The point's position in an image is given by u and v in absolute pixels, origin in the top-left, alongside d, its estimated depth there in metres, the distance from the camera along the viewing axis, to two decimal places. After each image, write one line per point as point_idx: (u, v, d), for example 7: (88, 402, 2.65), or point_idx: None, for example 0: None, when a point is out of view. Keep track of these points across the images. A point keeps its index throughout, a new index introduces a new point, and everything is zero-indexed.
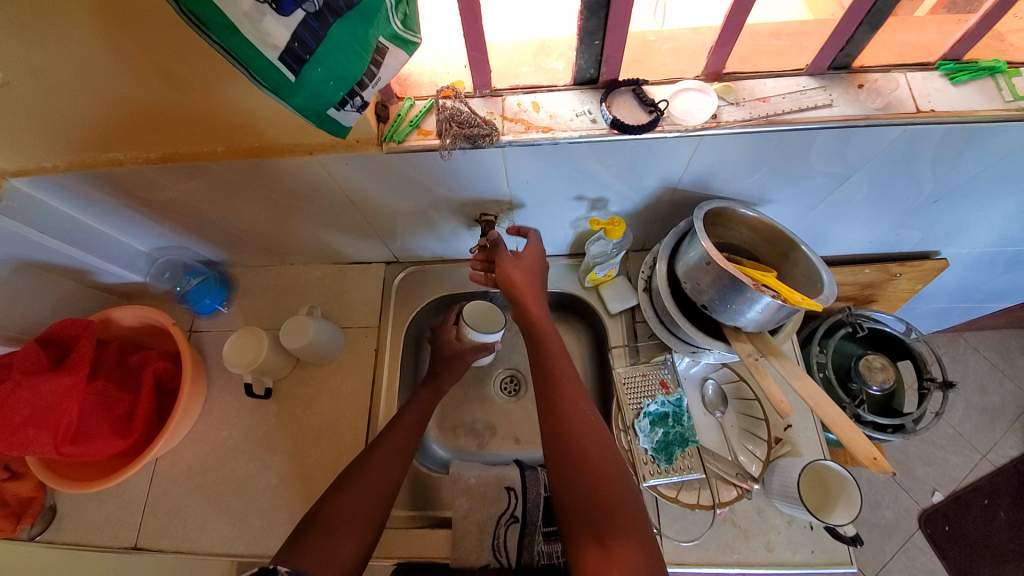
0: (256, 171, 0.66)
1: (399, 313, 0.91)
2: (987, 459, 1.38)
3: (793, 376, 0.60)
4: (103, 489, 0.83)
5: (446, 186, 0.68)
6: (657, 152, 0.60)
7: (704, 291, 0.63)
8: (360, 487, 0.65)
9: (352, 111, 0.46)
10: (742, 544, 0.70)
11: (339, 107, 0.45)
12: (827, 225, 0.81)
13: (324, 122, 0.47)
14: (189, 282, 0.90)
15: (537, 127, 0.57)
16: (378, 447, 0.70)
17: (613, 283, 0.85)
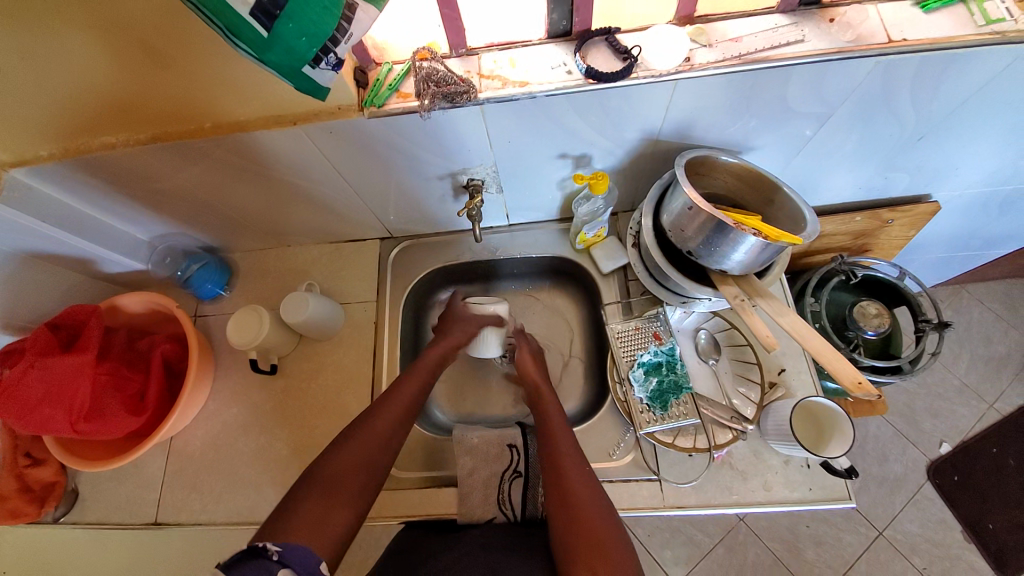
0: (245, 148, 0.67)
1: (397, 286, 0.93)
2: (994, 408, 1.38)
3: (779, 314, 0.62)
4: (122, 470, 0.86)
5: (430, 152, 0.69)
6: (634, 101, 0.61)
7: (690, 238, 0.64)
8: (349, 466, 0.63)
9: (328, 69, 0.47)
10: (740, 484, 0.72)
11: (314, 64, 0.46)
12: (813, 171, 0.81)
13: (301, 82, 0.48)
14: (189, 267, 0.91)
15: (514, 82, 0.58)
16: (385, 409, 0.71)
17: (604, 243, 0.86)
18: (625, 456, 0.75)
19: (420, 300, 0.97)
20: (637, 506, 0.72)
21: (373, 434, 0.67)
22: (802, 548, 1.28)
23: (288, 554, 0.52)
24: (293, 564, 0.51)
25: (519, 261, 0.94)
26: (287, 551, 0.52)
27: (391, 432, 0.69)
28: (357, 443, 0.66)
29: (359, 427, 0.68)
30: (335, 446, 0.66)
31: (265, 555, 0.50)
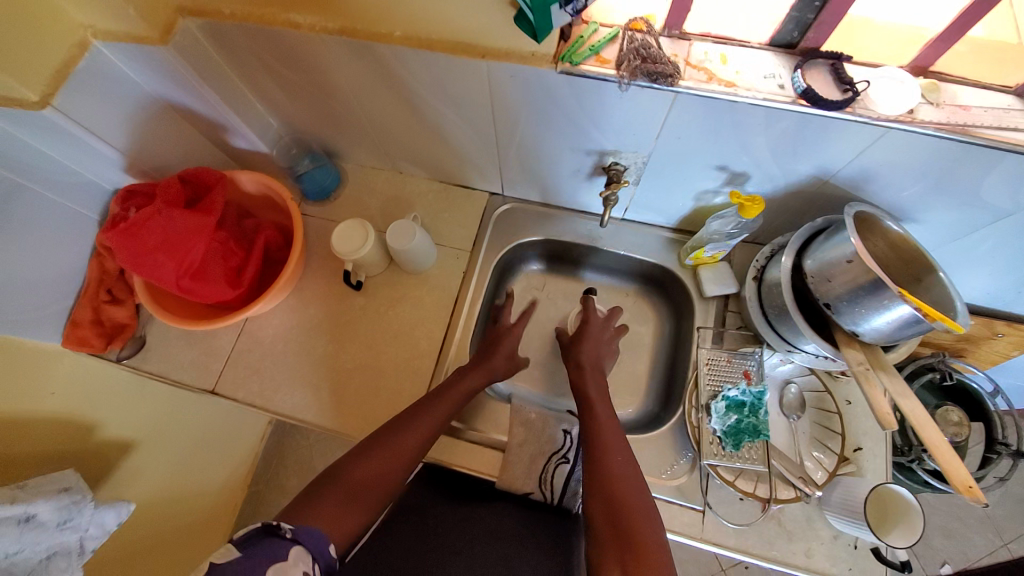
0: (422, 66, 0.66)
1: (494, 244, 0.93)
2: (1007, 547, 1.33)
3: (902, 395, 0.60)
4: (194, 333, 0.89)
5: (594, 123, 0.67)
6: (829, 134, 0.58)
7: (833, 289, 0.62)
8: (377, 469, 0.64)
9: (567, 14, 0.47)
10: (783, 543, 0.71)
11: (563, 4, 0.46)
12: (954, 262, 0.76)
13: (540, 17, 0.48)
14: (307, 165, 0.93)
15: (720, 80, 0.56)
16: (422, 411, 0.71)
17: (715, 266, 0.82)
18: (676, 478, 0.75)
19: (507, 263, 0.96)
20: (674, 529, 0.72)
21: (402, 444, 0.66)
22: None
23: (300, 533, 0.53)
24: (305, 543, 0.53)
25: (616, 256, 0.93)
26: (302, 530, 0.54)
27: (422, 441, 0.68)
28: (384, 453, 0.65)
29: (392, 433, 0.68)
30: (365, 446, 0.66)
31: (279, 533, 0.52)
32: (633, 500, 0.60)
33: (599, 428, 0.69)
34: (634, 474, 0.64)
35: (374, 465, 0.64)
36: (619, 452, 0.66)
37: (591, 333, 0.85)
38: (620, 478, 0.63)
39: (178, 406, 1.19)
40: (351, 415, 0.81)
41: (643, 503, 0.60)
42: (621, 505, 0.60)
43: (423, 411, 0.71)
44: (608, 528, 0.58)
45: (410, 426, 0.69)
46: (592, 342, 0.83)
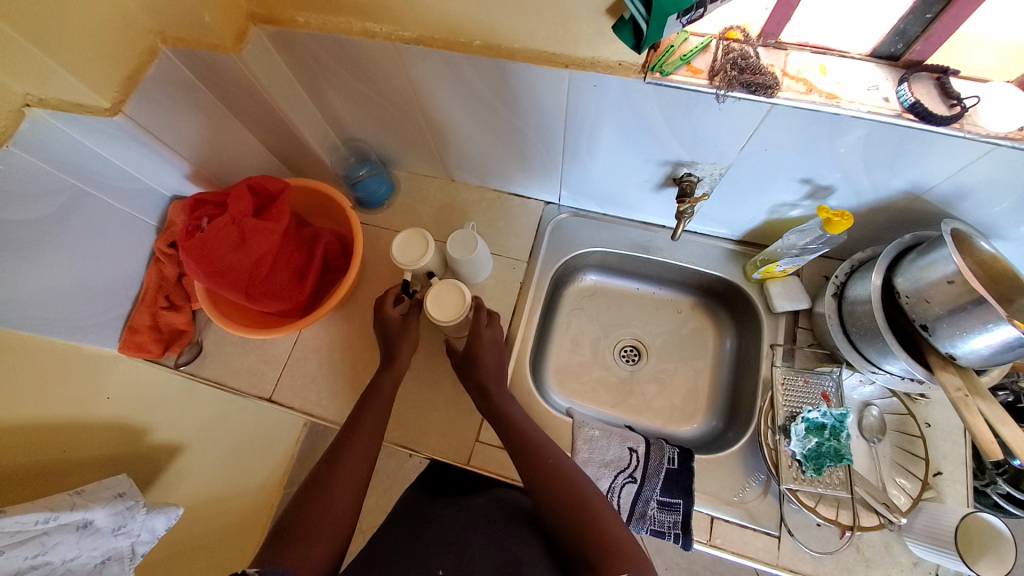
0: (498, 77, 0.65)
1: (550, 254, 0.91)
2: None
3: (1002, 422, 0.57)
4: (250, 340, 0.88)
5: (674, 134, 0.65)
6: (932, 151, 0.56)
7: (932, 310, 0.60)
8: (347, 485, 0.62)
9: (680, 23, 0.48)
10: (862, 571, 0.68)
11: (681, 15, 0.47)
12: None
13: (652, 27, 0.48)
14: (363, 173, 0.93)
15: (820, 91, 0.54)
16: (365, 412, 0.71)
17: (785, 281, 0.80)
18: (748, 501, 0.73)
19: (563, 275, 0.95)
20: (748, 554, 0.69)
21: (348, 470, 0.64)
22: None
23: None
24: None
25: (675, 268, 0.91)
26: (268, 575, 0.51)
27: (360, 470, 0.64)
28: (331, 491, 0.61)
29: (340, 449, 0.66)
30: (303, 495, 0.61)
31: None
32: (587, 500, 0.62)
33: (522, 437, 0.69)
34: (569, 470, 0.66)
35: (323, 511, 0.59)
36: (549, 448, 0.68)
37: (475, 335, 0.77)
38: (569, 484, 0.63)
39: (221, 410, 1.19)
40: (410, 426, 0.80)
41: (597, 501, 0.62)
42: (575, 508, 0.61)
43: (348, 442, 0.66)
44: (580, 537, 0.58)
45: (341, 465, 0.64)
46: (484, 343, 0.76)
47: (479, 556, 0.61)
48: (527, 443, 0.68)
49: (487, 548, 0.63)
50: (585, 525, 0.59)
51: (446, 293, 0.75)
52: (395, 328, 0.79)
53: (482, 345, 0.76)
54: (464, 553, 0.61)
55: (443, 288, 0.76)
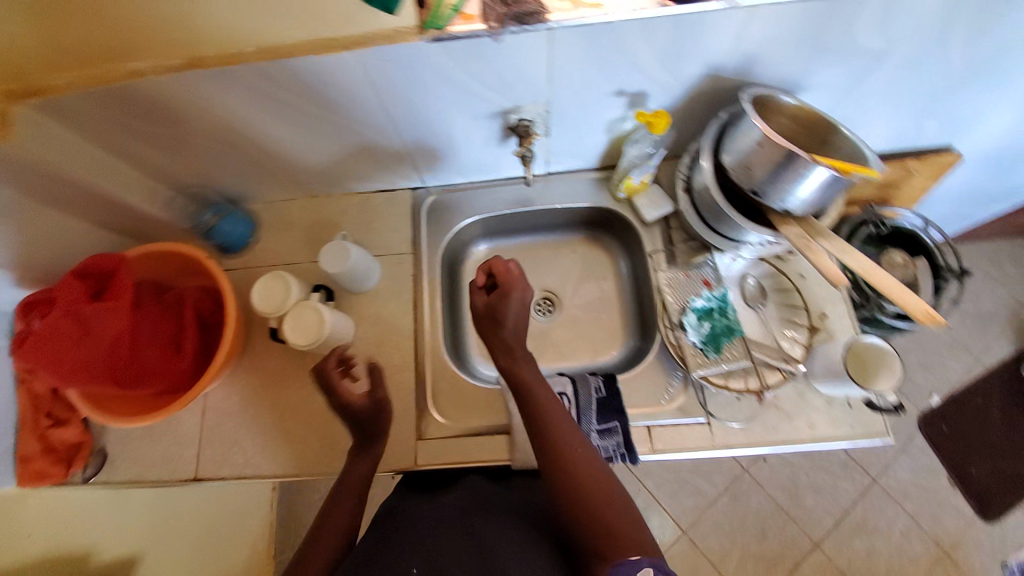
0: (291, 79, 0.63)
1: (433, 235, 0.90)
2: (980, 360, 1.57)
3: (845, 253, 0.61)
4: (156, 427, 0.82)
5: (485, 84, 0.66)
6: (706, 30, 0.59)
7: (756, 175, 0.64)
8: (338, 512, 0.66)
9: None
10: (786, 424, 0.73)
11: None
12: (857, 116, 0.82)
13: None
14: (212, 218, 0.86)
15: (586, 4, 0.55)
16: (369, 445, 0.73)
17: (647, 191, 0.85)
18: (676, 399, 0.76)
19: (453, 255, 0.94)
20: (689, 447, 0.73)
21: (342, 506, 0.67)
22: (801, 494, 1.49)
23: None
24: None
25: (555, 211, 0.92)
26: None
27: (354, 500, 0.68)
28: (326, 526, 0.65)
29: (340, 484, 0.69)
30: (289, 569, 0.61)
31: None
32: (589, 476, 0.61)
33: (540, 411, 0.67)
34: (586, 455, 0.64)
35: (320, 546, 0.64)
36: (568, 431, 0.66)
37: (513, 296, 0.73)
38: (590, 471, 0.62)
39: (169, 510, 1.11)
40: (347, 451, 0.78)
41: (601, 472, 0.62)
42: (593, 497, 0.60)
43: (344, 476, 0.70)
44: (593, 524, 0.58)
45: (341, 498, 0.68)
46: (513, 310, 0.73)
47: (450, 551, 0.57)
48: (547, 433, 0.65)
49: (456, 543, 0.59)
50: (600, 514, 0.58)
51: (304, 318, 0.73)
52: (342, 392, 0.73)
53: (507, 300, 0.73)
54: (436, 551, 0.57)
55: (302, 312, 0.74)
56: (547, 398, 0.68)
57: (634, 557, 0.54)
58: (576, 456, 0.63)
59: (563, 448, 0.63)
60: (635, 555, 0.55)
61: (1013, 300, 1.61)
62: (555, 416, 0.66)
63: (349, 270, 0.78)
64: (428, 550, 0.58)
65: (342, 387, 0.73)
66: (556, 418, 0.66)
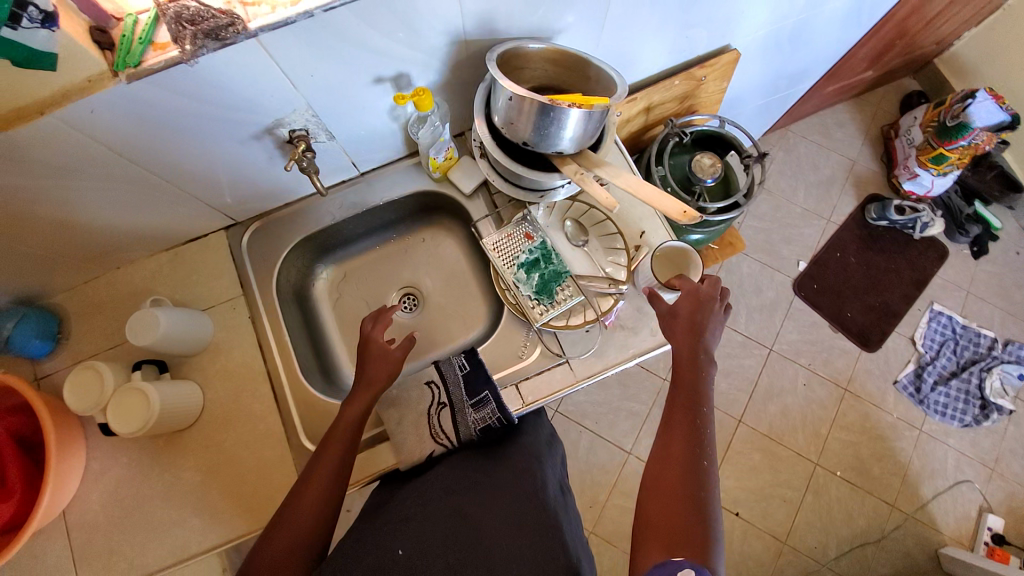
0: (1, 162, 0.56)
1: (262, 268, 0.86)
2: (831, 220, 1.77)
3: (614, 176, 0.67)
4: (15, 568, 0.74)
5: (231, 108, 0.63)
6: (422, 2, 0.59)
7: (521, 129, 0.67)
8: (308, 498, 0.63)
9: (36, 27, 0.46)
10: (633, 339, 0.80)
11: (14, 25, 0.44)
12: (625, 43, 0.86)
13: (30, 58, 0.48)
14: (7, 327, 0.78)
15: (283, 4, 0.54)
16: (334, 429, 0.69)
17: (459, 165, 0.87)
18: (533, 352, 0.81)
19: (297, 285, 0.91)
20: (556, 391, 0.78)
21: (313, 487, 0.63)
22: (717, 383, 1.62)
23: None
24: None
25: (383, 208, 0.90)
26: None
27: (328, 481, 0.64)
28: (297, 506, 0.62)
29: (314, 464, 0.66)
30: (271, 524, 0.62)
31: None
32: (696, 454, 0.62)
33: (680, 386, 0.68)
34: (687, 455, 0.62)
35: (290, 524, 0.61)
36: (680, 429, 0.65)
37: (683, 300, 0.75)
38: (692, 467, 0.61)
39: None
40: (237, 512, 0.75)
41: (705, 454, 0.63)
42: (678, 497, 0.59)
43: (321, 452, 0.67)
44: (670, 515, 0.58)
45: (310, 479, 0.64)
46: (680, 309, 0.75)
47: (436, 528, 0.62)
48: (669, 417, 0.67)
49: (445, 517, 0.64)
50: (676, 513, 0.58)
51: (130, 402, 0.71)
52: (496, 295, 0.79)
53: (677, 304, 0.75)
54: (425, 521, 0.63)
55: (125, 396, 0.71)
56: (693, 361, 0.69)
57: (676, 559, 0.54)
58: (681, 443, 0.63)
59: (681, 427, 0.65)
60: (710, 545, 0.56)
61: (843, 160, 1.82)
62: (682, 391, 0.68)
63: (170, 340, 0.74)
64: (418, 522, 0.63)
65: (375, 334, 0.76)
66: (683, 416, 0.66)
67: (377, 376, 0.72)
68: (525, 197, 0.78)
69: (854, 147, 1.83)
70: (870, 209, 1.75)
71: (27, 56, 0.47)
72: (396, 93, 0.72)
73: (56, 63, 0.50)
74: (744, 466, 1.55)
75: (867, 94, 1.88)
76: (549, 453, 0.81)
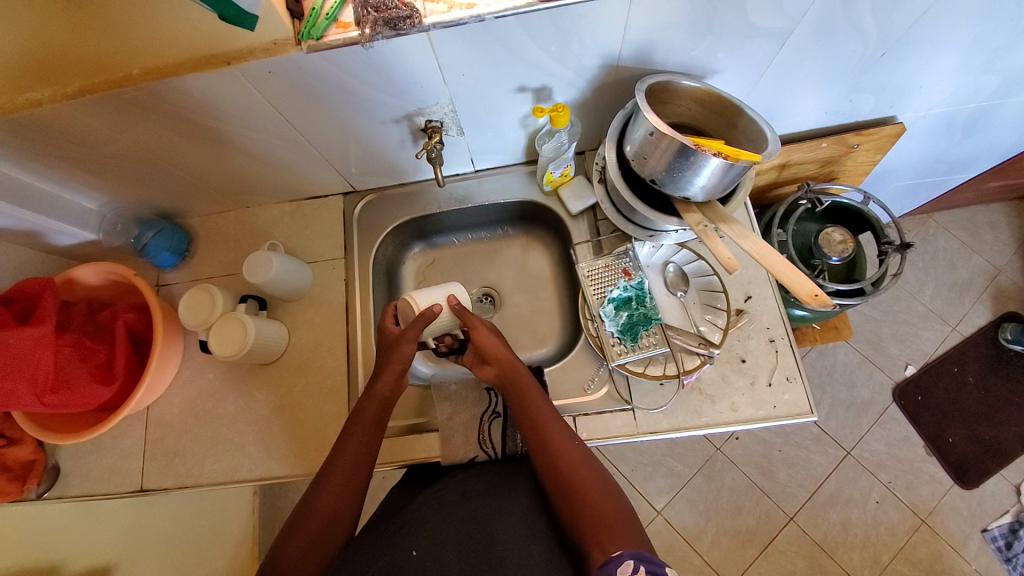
0: (188, 98, 0.63)
1: (364, 238, 0.90)
2: (957, 330, 1.54)
3: (741, 237, 0.63)
4: (100, 444, 0.83)
5: (383, 90, 0.66)
6: (589, 23, 0.59)
7: (653, 165, 0.64)
8: (340, 484, 0.63)
9: None
10: (709, 408, 0.74)
11: None
12: (778, 96, 0.80)
13: (230, 9, 0.52)
14: (145, 236, 0.87)
15: (459, 5, 0.56)
16: (359, 415, 0.68)
17: (572, 182, 0.86)
18: (598, 391, 0.77)
19: (390, 260, 0.95)
20: (613, 436, 0.74)
21: (344, 471, 0.64)
22: (776, 471, 1.47)
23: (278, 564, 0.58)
24: None
25: (487, 208, 0.92)
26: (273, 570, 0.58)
27: (358, 469, 0.64)
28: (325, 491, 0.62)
29: (341, 449, 0.65)
30: (302, 503, 0.62)
31: None
32: (586, 488, 0.60)
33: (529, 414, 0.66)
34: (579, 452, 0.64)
35: (324, 507, 0.61)
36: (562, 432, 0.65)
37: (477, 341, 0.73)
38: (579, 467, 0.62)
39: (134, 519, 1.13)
40: (286, 456, 0.79)
41: (590, 476, 0.61)
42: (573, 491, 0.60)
43: (346, 436, 0.66)
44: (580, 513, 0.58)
45: (338, 464, 0.64)
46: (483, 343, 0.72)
47: (451, 535, 0.59)
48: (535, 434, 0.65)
49: (459, 525, 0.60)
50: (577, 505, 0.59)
51: (229, 331, 0.78)
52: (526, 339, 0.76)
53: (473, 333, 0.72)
54: (437, 531, 0.59)
55: (228, 324, 0.78)
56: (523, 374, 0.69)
57: (616, 552, 0.53)
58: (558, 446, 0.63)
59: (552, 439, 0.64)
60: (616, 552, 0.53)
61: (990, 265, 1.58)
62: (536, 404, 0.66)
63: (276, 284, 0.81)
64: (430, 530, 0.59)
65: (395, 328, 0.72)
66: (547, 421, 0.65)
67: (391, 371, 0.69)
68: (634, 232, 0.76)
69: (1005, 256, 1.58)
70: (1005, 329, 1.50)
71: (234, 13, 0.52)
72: (535, 104, 0.72)
73: (255, 24, 0.55)
74: (783, 567, 1.40)
75: None
76: None
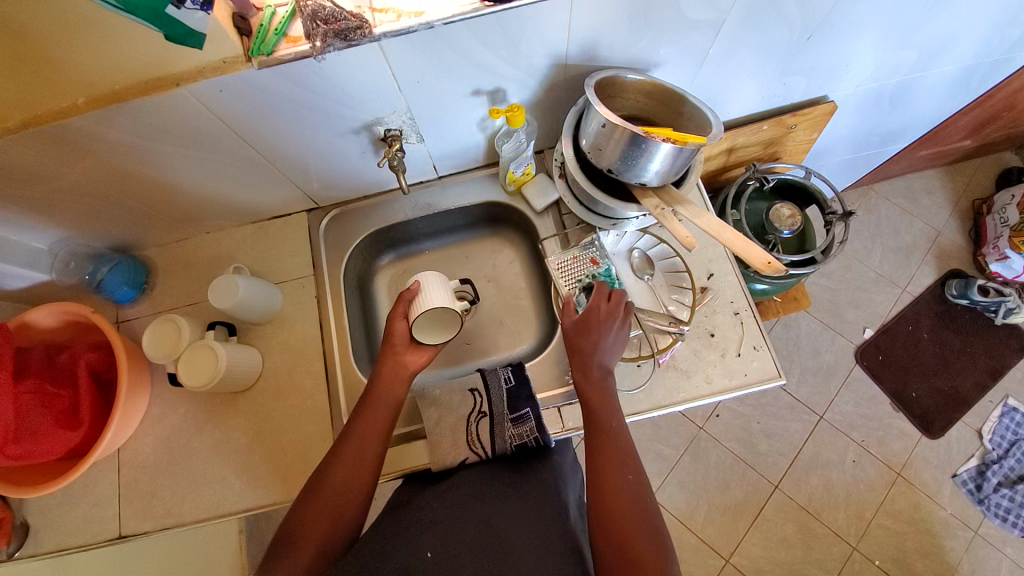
0: (137, 123, 0.62)
1: (333, 253, 0.90)
2: (907, 290, 1.65)
3: (696, 216, 0.66)
4: (68, 495, 0.79)
5: (338, 103, 0.67)
6: (534, 26, 0.62)
7: (608, 155, 0.67)
8: (347, 462, 0.65)
9: (196, 9, 0.51)
10: (686, 383, 0.77)
11: (178, 5, 0.49)
12: (718, 83, 0.85)
13: (175, 28, 0.51)
14: (100, 271, 0.84)
15: (407, 13, 0.57)
16: (370, 395, 0.70)
17: (534, 181, 0.88)
18: None
19: (362, 273, 0.94)
20: None
21: (353, 449, 0.66)
22: (757, 442, 1.53)
23: (294, 534, 0.61)
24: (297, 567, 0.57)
25: (454, 213, 0.93)
26: (288, 545, 0.60)
27: (368, 444, 0.67)
28: (335, 469, 0.65)
29: (353, 427, 0.68)
30: (313, 480, 0.65)
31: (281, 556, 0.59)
32: (628, 521, 0.60)
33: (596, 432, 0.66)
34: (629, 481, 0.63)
35: (335, 485, 0.63)
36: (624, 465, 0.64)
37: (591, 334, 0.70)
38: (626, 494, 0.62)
39: None
40: (273, 481, 0.78)
41: (637, 508, 0.61)
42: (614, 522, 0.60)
43: (360, 414, 0.69)
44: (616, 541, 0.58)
45: (350, 441, 0.67)
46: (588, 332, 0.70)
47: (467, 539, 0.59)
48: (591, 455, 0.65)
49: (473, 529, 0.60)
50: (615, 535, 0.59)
51: (200, 360, 0.76)
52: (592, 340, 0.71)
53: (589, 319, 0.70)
54: (451, 534, 0.59)
55: (196, 353, 0.76)
56: (600, 395, 0.68)
57: None
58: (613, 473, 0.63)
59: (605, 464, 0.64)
60: None
61: (928, 227, 1.70)
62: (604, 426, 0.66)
63: (244, 308, 0.79)
64: (442, 532, 0.60)
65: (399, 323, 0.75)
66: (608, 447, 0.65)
67: (387, 368, 0.72)
68: (598, 222, 0.79)
69: (940, 218, 1.70)
70: (950, 285, 1.61)
71: (182, 33, 0.52)
72: (491, 106, 0.74)
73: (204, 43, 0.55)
74: (775, 535, 1.45)
75: (965, 163, 1.75)
76: (571, 475, 0.79)
